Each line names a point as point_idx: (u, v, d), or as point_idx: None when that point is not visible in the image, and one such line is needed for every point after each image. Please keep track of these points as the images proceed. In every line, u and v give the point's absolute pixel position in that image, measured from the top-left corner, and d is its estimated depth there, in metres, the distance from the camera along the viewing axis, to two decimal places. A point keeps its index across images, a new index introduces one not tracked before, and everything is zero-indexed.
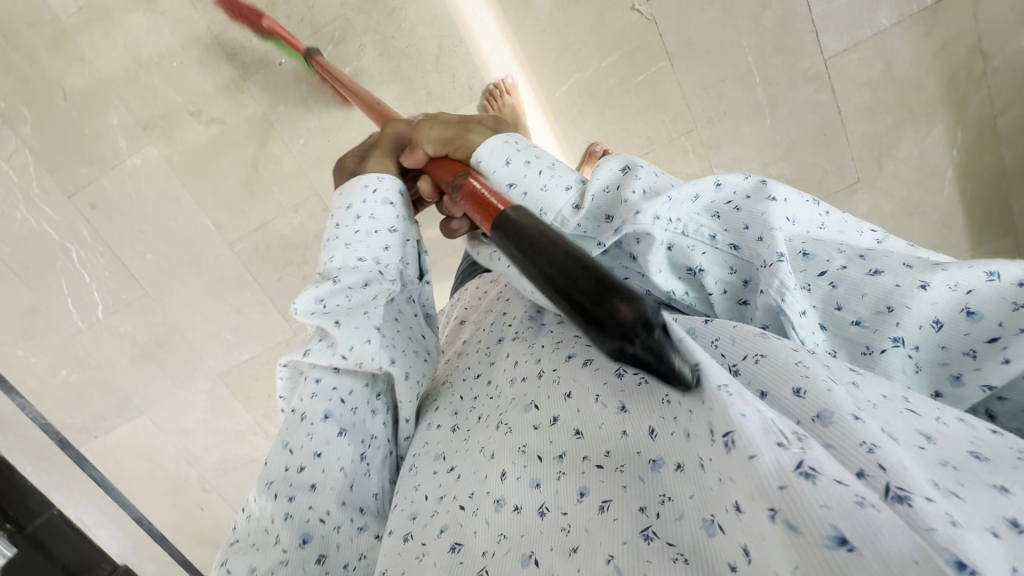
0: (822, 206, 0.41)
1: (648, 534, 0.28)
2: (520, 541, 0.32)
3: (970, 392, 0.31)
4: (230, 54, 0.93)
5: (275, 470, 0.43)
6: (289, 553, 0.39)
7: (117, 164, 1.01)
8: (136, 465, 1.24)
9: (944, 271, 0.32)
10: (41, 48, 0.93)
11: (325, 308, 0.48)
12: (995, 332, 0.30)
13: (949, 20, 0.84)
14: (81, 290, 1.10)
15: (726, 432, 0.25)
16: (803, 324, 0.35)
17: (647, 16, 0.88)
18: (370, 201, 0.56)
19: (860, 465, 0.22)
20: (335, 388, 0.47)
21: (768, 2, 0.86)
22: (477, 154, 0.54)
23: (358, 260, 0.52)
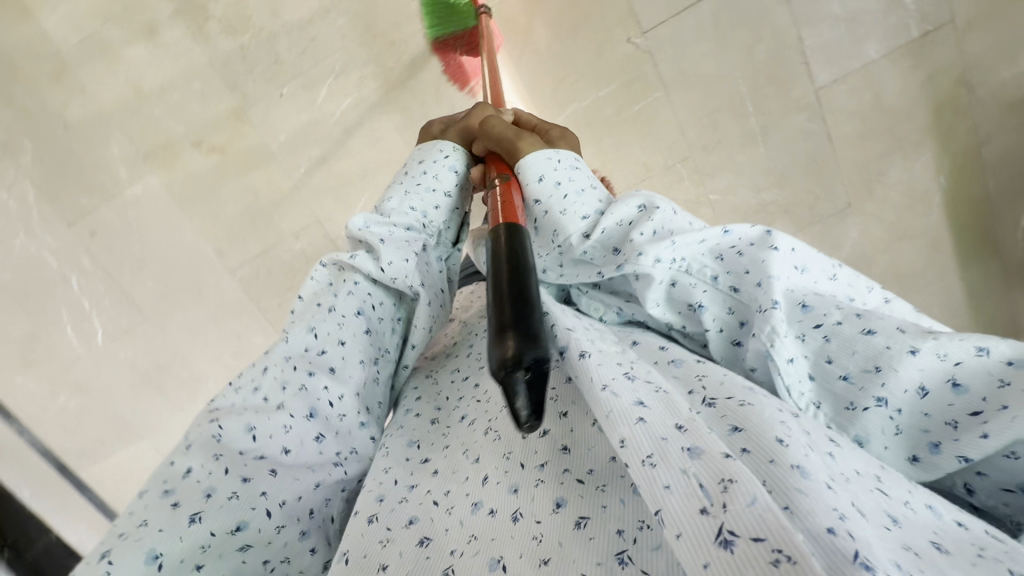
0: (831, 263, 0.43)
1: (623, 558, 0.31)
2: (490, 545, 0.34)
3: (948, 461, 0.32)
4: (231, 86, 0.93)
5: (295, 348, 0.47)
6: (294, 420, 0.43)
7: (117, 193, 1.01)
8: (135, 490, 1.23)
9: (935, 340, 0.34)
10: (42, 81, 0.94)
11: (373, 226, 0.55)
12: (979, 406, 0.32)
13: (933, 54, 0.88)
14: (80, 317, 1.10)
15: (723, 478, 0.27)
16: (794, 372, 0.37)
17: (642, 48, 0.89)
18: (440, 164, 0.64)
19: (829, 522, 0.25)
20: (369, 294, 0.53)
21: (761, 35, 0.88)
22: (521, 162, 0.56)
23: (412, 205, 0.59)
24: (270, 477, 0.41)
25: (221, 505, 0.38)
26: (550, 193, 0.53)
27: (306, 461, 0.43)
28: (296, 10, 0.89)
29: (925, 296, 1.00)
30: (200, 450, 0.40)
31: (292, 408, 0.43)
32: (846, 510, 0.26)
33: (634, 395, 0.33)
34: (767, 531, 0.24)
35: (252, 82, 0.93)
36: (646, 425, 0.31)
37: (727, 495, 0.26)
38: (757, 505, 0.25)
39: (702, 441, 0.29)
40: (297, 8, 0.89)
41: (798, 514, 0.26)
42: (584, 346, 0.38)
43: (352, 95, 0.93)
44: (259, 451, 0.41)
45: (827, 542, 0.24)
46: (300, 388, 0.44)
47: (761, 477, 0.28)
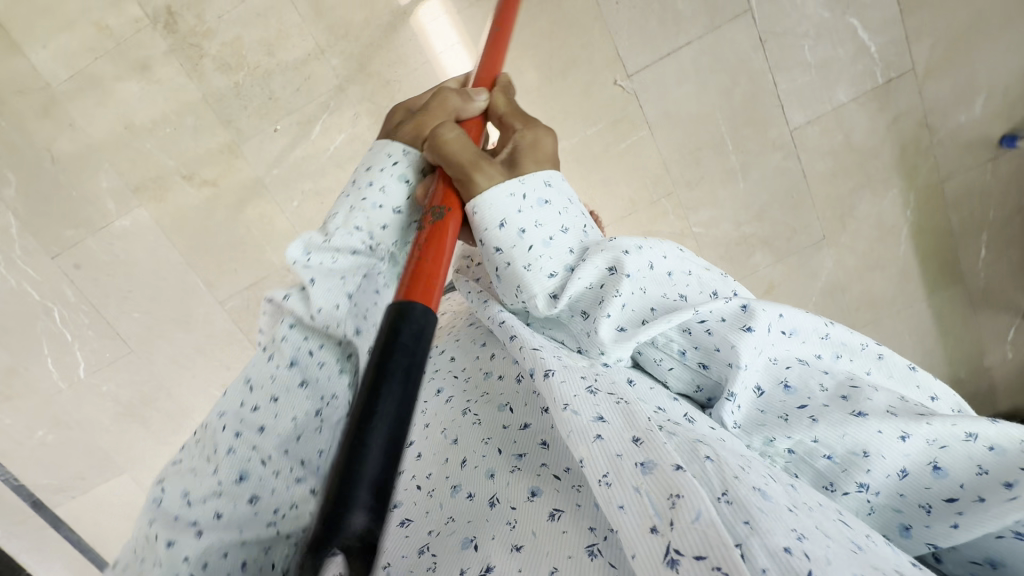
0: (821, 323, 0.44)
1: (593, 551, 0.32)
2: (465, 526, 0.36)
3: (917, 544, 0.36)
4: (224, 121, 0.94)
5: (230, 402, 0.44)
6: (223, 485, 0.40)
7: (105, 226, 1.00)
8: (116, 523, 1.21)
9: (928, 426, 0.36)
10: (30, 115, 0.93)
11: (307, 260, 0.48)
12: (956, 492, 0.34)
13: (898, 99, 0.94)
14: (61, 349, 1.08)
15: (674, 493, 0.29)
16: (767, 449, 0.40)
17: (628, 90, 0.93)
18: (385, 173, 0.53)
19: (787, 543, 0.27)
20: (305, 338, 0.47)
21: (739, 79, 0.93)
22: (475, 203, 0.48)
23: (354, 227, 0.51)
24: (194, 538, 0.38)
25: (159, 563, 0.38)
26: (511, 244, 0.47)
27: (239, 521, 0.40)
28: (291, 48, 0.91)
29: (891, 320, 1.07)
30: (144, 517, 0.40)
31: (223, 472, 0.41)
32: (805, 530, 0.29)
33: (594, 410, 0.35)
34: (710, 549, 0.27)
35: (246, 117, 0.94)
36: (603, 442, 0.33)
37: (674, 511, 0.29)
38: (700, 521, 0.28)
39: (656, 456, 0.32)
40: (291, 47, 0.91)
41: (756, 531, 0.28)
42: (550, 364, 0.39)
43: (347, 131, 0.95)
44: (190, 516, 0.39)
45: (785, 561, 0.27)
46: (227, 451, 0.41)
47: (723, 485, 0.30)
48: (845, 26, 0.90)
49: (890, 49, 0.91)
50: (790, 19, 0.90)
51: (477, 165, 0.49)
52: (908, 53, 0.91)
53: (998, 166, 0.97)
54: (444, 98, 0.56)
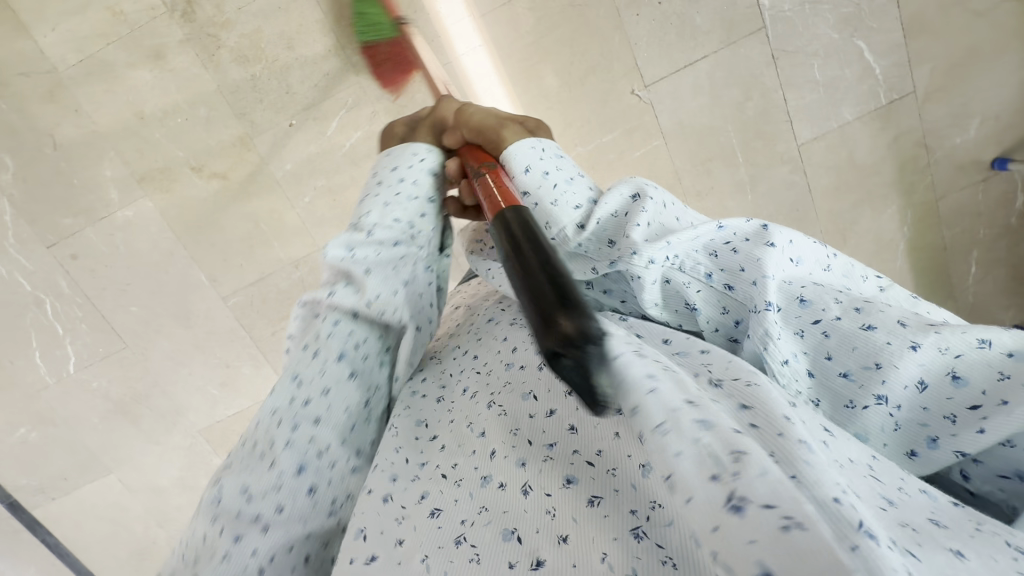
0: (823, 253, 0.44)
1: (637, 533, 0.30)
2: (503, 517, 0.34)
3: (944, 454, 0.34)
4: (238, 113, 0.92)
5: (280, 400, 0.46)
6: (283, 478, 0.42)
7: (106, 216, 0.97)
8: (99, 527, 1.16)
9: (937, 334, 0.35)
10: (33, 98, 0.90)
11: (355, 256, 0.51)
12: (978, 400, 0.33)
13: (899, 119, 0.98)
14: (51, 343, 1.03)
15: (735, 449, 0.24)
16: (795, 369, 0.38)
17: (644, 100, 0.95)
18: (415, 169, 0.58)
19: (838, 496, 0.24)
20: (353, 332, 0.49)
21: (751, 93, 0.95)
22: (506, 154, 0.54)
23: (393, 219, 0.54)
24: (260, 534, 0.40)
25: (220, 563, 0.39)
26: (539, 183, 0.51)
27: (299, 515, 0.42)
28: (311, 44, 0.90)
29: None
30: (206, 513, 0.42)
31: (277, 462, 0.42)
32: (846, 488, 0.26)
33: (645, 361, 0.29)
34: (782, 501, 0.22)
35: (260, 111, 0.92)
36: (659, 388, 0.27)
37: (739, 464, 0.23)
38: (769, 474, 0.23)
39: (714, 413, 0.26)
40: (311, 43, 0.90)
41: (805, 484, 0.24)
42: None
43: (363, 128, 0.94)
44: (253, 512, 0.41)
45: (835, 511, 0.23)
46: (283, 443, 0.43)
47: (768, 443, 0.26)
48: (852, 47, 0.93)
49: (892, 71, 0.95)
50: (802, 37, 0.93)
51: (504, 123, 0.57)
52: (909, 77, 0.95)
53: (989, 187, 1.02)
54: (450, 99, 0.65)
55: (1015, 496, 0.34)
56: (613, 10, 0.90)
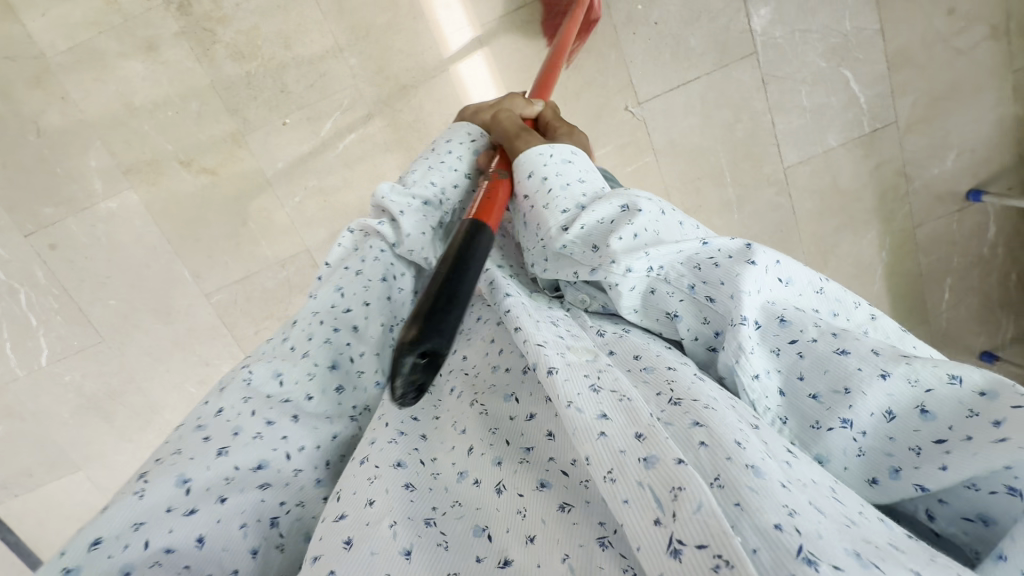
0: (816, 278, 0.44)
1: (603, 542, 0.30)
2: (475, 513, 0.34)
3: (904, 487, 0.34)
4: (230, 109, 0.91)
5: (322, 306, 0.48)
6: (318, 369, 0.44)
7: (89, 206, 0.95)
8: (63, 525, 1.13)
9: (907, 364, 0.35)
10: (18, 84, 0.88)
11: (395, 195, 0.55)
12: (943, 434, 0.33)
13: (881, 148, 1.01)
14: (24, 334, 1.01)
15: (674, 486, 0.28)
16: (765, 385, 0.39)
17: (638, 117, 0.96)
18: (461, 147, 0.64)
19: (778, 519, 0.26)
20: (391, 262, 0.53)
21: (741, 116, 0.97)
22: (519, 157, 0.56)
23: (430, 181, 0.58)
24: (292, 422, 0.41)
25: (246, 443, 0.38)
26: (536, 189, 0.53)
27: (324, 412, 0.43)
28: (309, 43, 0.90)
29: None
30: (232, 394, 0.41)
31: (316, 357, 0.45)
32: (796, 507, 0.27)
33: (598, 407, 0.33)
34: (710, 538, 0.26)
35: (254, 108, 0.92)
36: (607, 439, 0.31)
37: (676, 504, 0.27)
38: (702, 512, 0.27)
39: (660, 450, 0.30)
40: (309, 42, 0.90)
41: (747, 511, 0.27)
42: (553, 362, 0.37)
43: (358, 130, 0.94)
44: (284, 395, 0.42)
45: (775, 538, 0.26)
46: (324, 341, 0.46)
47: (715, 470, 0.30)
48: (839, 77, 0.96)
49: (876, 102, 0.98)
50: (792, 64, 0.95)
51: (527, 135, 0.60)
52: (892, 108, 0.99)
53: (963, 218, 1.06)
54: (513, 99, 0.70)
55: (979, 540, 0.33)
56: (611, 28, 0.92)
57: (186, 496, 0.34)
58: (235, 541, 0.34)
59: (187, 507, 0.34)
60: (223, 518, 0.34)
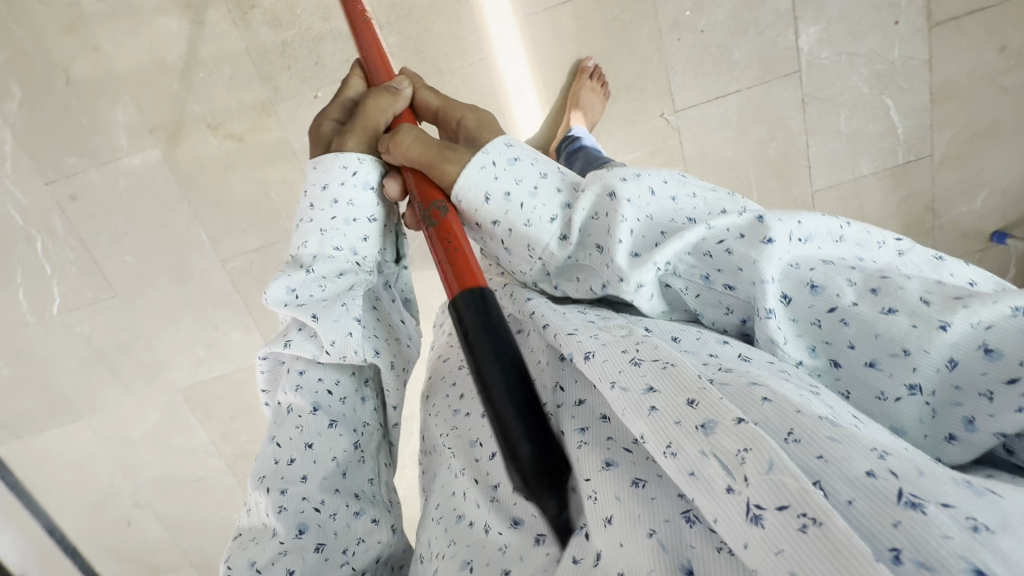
0: (834, 226, 0.45)
1: (689, 517, 0.31)
2: (576, 518, 0.37)
3: (986, 436, 0.35)
4: (262, 77, 0.90)
5: (267, 465, 0.48)
6: (287, 543, 0.45)
7: (112, 160, 0.94)
8: (63, 471, 1.15)
9: (966, 310, 0.36)
10: (51, 30, 0.87)
11: (301, 302, 0.52)
12: (1016, 372, 0.33)
13: (913, 181, 1.00)
14: (38, 281, 1.01)
15: (742, 448, 0.29)
16: (813, 365, 0.41)
17: (672, 125, 0.95)
18: (349, 186, 0.55)
19: (870, 466, 0.27)
20: (320, 380, 0.51)
21: (776, 133, 0.96)
22: (457, 187, 0.51)
23: (334, 250, 0.54)
24: None
25: None
26: (504, 211, 0.50)
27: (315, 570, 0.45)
28: None
29: None
30: None
31: (282, 532, 0.45)
32: (884, 448, 0.28)
33: (643, 381, 0.35)
34: (790, 497, 0.27)
35: (287, 78, 0.90)
36: (659, 413, 0.33)
37: (745, 467, 0.28)
38: (775, 471, 0.27)
39: (715, 414, 0.31)
40: None
41: (832, 462, 0.28)
42: (588, 346, 0.40)
43: None
44: None
45: (870, 486, 0.26)
46: (280, 512, 0.46)
47: (785, 426, 0.30)
48: (880, 104, 0.95)
49: (913, 133, 0.97)
50: (834, 87, 0.93)
51: (445, 152, 0.52)
52: (929, 141, 0.97)
53: (985, 259, 1.06)
54: (377, 101, 0.58)
55: None
56: (656, 32, 0.89)
57: None
58: None
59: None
60: None
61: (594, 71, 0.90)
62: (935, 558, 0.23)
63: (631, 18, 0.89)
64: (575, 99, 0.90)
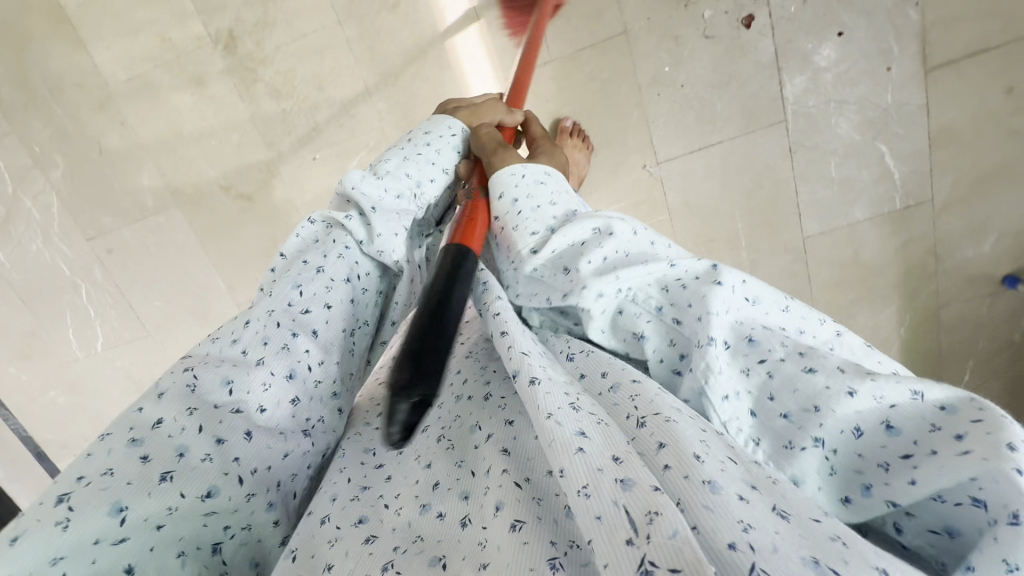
0: (782, 296, 0.45)
1: (554, 564, 0.31)
2: (436, 545, 0.35)
3: (875, 503, 0.35)
4: (267, 142, 0.98)
5: (278, 305, 0.47)
6: (276, 378, 0.44)
7: (141, 218, 1.05)
8: None
9: (873, 382, 0.36)
10: (85, 108, 0.98)
11: (363, 188, 0.56)
12: (910, 449, 0.34)
13: (910, 226, 0.97)
14: (83, 323, 1.14)
15: (650, 511, 0.29)
16: (735, 406, 0.40)
17: (655, 176, 0.96)
18: (444, 140, 0.68)
19: (734, 538, 0.28)
20: (358, 262, 0.54)
21: (762, 182, 0.95)
22: (490, 182, 0.59)
23: (407, 172, 0.61)
24: (243, 441, 0.40)
25: (194, 467, 0.38)
26: (507, 210, 0.55)
27: (278, 425, 0.43)
28: (340, 86, 0.94)
29: None
30: (170, 405, 0.40)
31: (273, 367, 0.44)
32: (752, 521, 0.29)
33: (576, 425, 0.35)
34: (684, 564, 0.26)
35: (288, 143, 0.98)
36: (585, 455, 0.33)
37: (650, 526, 0.28)
38: (677, 537, 0.27)
39: (636, 475, 0.31)
40: (340, 86, 0.94)
41: (703, 533, 0.28)
42: (535, 372, 0.39)
43: None
44: (232, 405, 0.41)
45: (728, 558, 0.27)
46: (282, 347, 0.45)
47: (677, 492, 0.31)
48: (873, 150, 0.92)
49: (911, 178, 0.93)
50: (823, 135, 0.92)
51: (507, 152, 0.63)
52: (928, 186, 0.94)
53: (997, 303, 1.00)
54: (494, 107, 0.75)
55: (944, 551, 0.34)
56: (636, 88, 0.91)
57: (118, 526, 0.34)
58: (171, 569, 0.35)
59: (119, 538, 0.33)
60: (157, 547, 0.34)
61: (572, 128, 0.93)
62: None
63: (610, 76, 0.91)
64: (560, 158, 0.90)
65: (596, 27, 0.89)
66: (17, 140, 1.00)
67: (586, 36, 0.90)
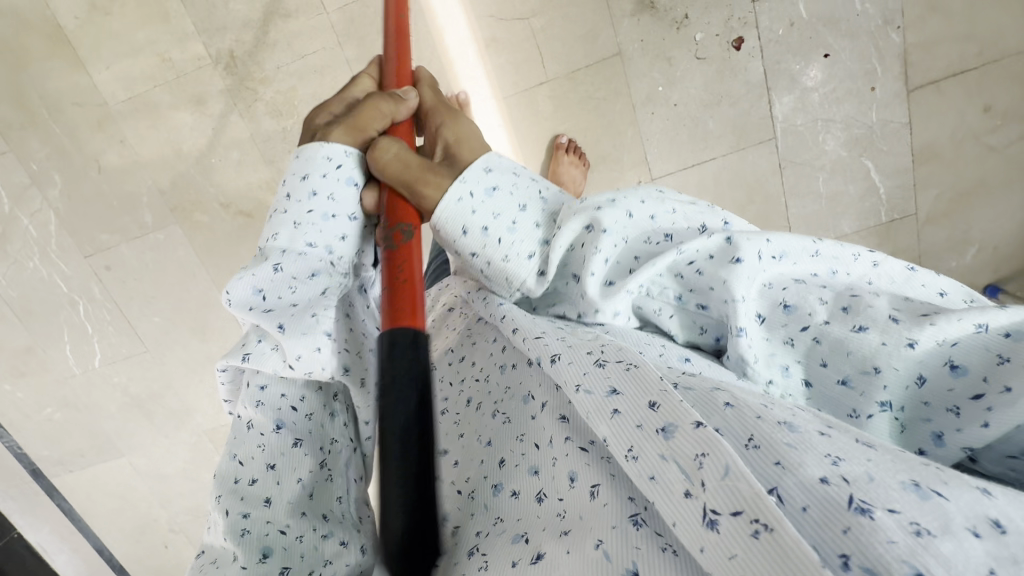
0: (809, 241, 0.43)
1: (637, 520, 0.30)
2: (515, 523, 0.35)
3: (950, 451, 0.34)
4: (267, 160, 0.99)
5: (226, 483, 0.44)
6: (248, 569, 0.39)
7: (139, 235, 1.05)
8: (108, 501, 1.27)
9: (933, 327, 0.34)
10: (84, 127, 0.99)
11: (265, 301, 0.46)
12: (981, 388, 0.33)
13: (899, 237, 1.00)
14: (81, 339, 1.13)
15: (700, 453, 0.29)
16: (786, 384, 0.39)
17: None
18: (330, 178, 0.51)
19: (825, 473, 0.26)
20: (283, 396, 0.46)
21: (754, 197, 0.98)
22: (435, 219, 0.48)
23: (306, 245, 0.49)
24: None
25: None
26: (482, 243, 0.47)
27: None
28: None
29: None
30: None
31: (243, 560, 0.40)
32: (840, 453, 0.27)
33: (607, 384, 0.35)
34: (744, 503, 0.26)
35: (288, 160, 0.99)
36: (621, 416, 0.33)
37: (702, 472, 0.28)
38: (731, 476, 0.27)
39: (676, 418, 0.31)
40: None
41: (789, 469, 0.27)
42: (554, 350, 0.40)
43: None
44: None
45: (822, 493, 0.26)
46: (241, 534, 0.41)
47: (747, 432, 0.30)
48: (860, 166, 0.95)
49: (897, 193, 0.97)
50: (812, 151, 0.94)
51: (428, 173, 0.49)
52: (914, 201, 0.97)
53: None
54: (374, 104, 0.55)
55: None
56: (630, 107, 0.93)
57: None
58: None
59: None
60: None
61: (568, 145, 0.95)
62: (881, 563, 0.23)
63: (605, 95, 0.93)
64: (557, 175, 0.93)
65: (591, 48, 0.91)
66: (15, 158, 1.00)
67: (581, 57, 0.92)
